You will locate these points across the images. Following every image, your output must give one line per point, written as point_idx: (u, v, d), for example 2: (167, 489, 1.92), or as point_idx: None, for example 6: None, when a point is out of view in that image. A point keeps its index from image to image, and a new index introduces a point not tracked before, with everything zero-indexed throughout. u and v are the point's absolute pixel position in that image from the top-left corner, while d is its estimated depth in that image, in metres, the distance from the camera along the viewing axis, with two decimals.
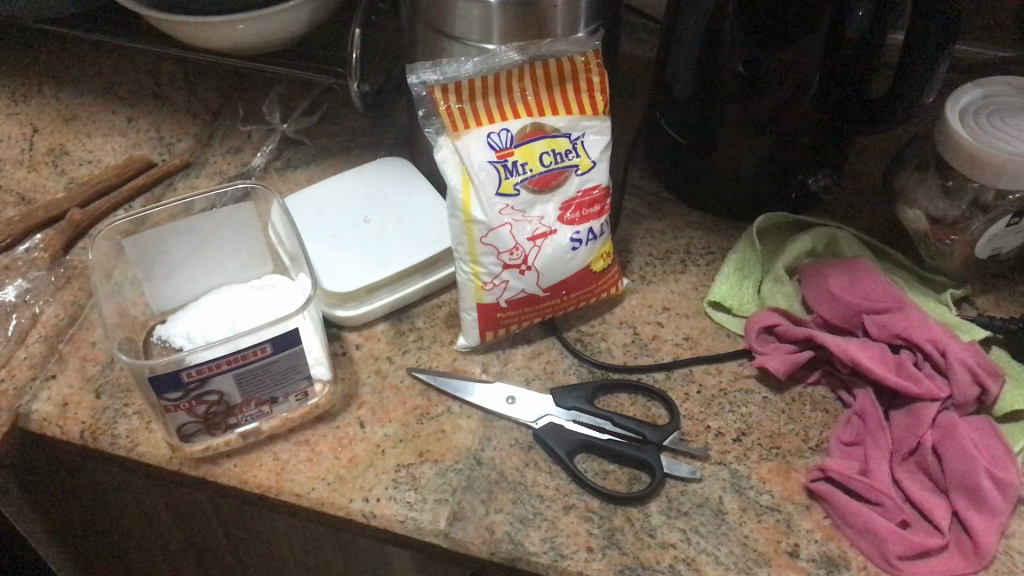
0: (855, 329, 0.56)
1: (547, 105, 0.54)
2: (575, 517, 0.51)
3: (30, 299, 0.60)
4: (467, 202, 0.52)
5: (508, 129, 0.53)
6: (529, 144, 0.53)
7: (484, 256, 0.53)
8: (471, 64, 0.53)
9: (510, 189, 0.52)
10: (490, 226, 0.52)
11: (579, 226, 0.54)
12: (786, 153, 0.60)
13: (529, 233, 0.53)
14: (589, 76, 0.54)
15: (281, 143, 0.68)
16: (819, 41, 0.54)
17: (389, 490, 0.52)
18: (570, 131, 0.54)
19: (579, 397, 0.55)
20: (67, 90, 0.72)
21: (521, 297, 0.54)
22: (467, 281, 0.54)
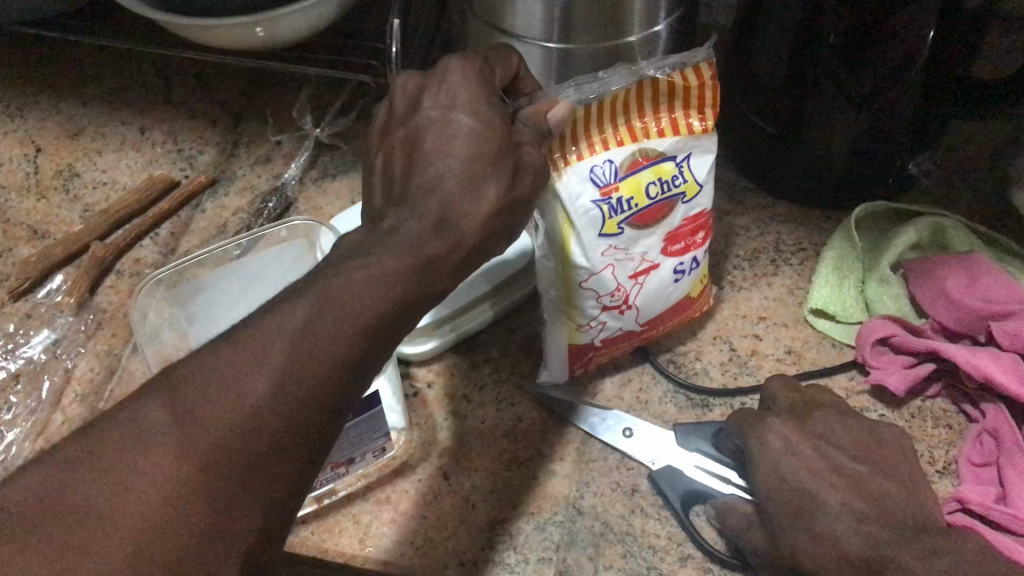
0: (976, 334, 0.51)
1: (651, 126, 0.47)
2: (693, 569, 0.46)
3: (59, 352, 0.53)
4: (568, 246, 0.47)
5: (613, 160, 0.46)
6: (632, 177, 0.46)
7: (582, 298, 0.48)
8: (574, 89, 0.45)
9: (614, 229, 0.47)
10: (591, 272, 0.47)
11: (683, 257, 0.50)
12: (887, 139, 0.53)
13: (631, 272, 0.48)
14: (700, 92, 0.47)
15: (315, 149, 0.62)
16: (933, 11, 0.46)
17: (485, 552, 0.47)
18: (676, 154, 0.47)
19: (702, 438, 0.49)
20: (69, 100, 0.65)
21: (616, 334, 0.51)
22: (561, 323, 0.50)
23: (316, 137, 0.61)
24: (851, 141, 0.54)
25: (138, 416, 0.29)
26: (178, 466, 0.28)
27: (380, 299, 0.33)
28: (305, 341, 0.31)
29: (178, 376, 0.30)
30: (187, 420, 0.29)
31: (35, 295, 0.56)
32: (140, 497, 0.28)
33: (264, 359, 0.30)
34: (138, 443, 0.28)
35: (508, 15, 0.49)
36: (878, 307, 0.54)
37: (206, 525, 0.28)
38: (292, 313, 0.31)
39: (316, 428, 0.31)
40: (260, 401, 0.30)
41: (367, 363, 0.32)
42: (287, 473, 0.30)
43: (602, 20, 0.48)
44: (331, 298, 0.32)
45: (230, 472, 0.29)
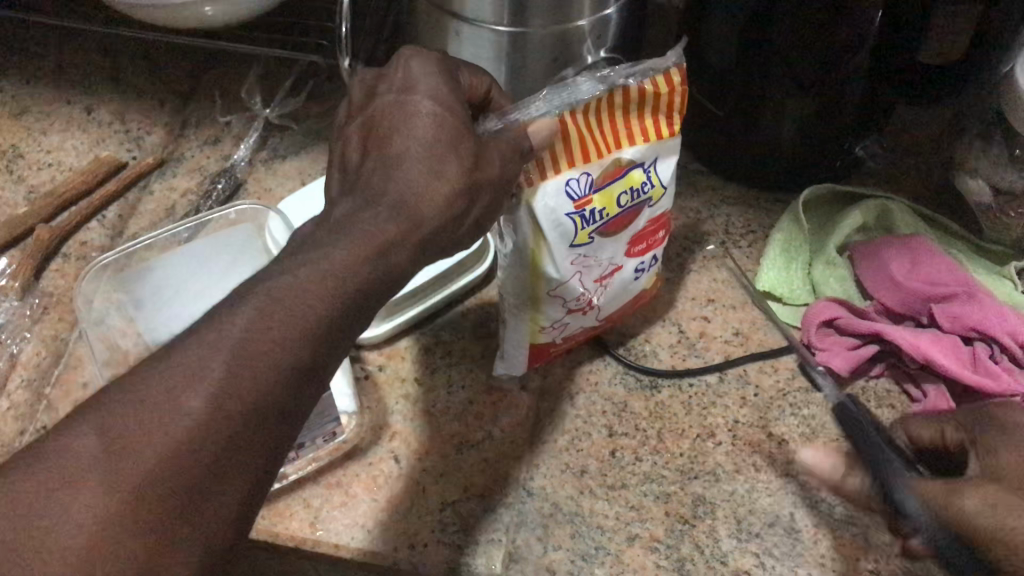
0: (918, 316, 0.52)
1: (622, 133, 0.45)
2: (640, 549, 0.47)
3: (3, 337, 0.53)
4: (538, 257, 0.46)
5: (590, 175, 0.44)
6: (607, 188, 0.45)
7: (548, 305, 0.48)
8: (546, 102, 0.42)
9: (585, 239, 0.46)
10: (561, 281, 0.47)
11: (644, 256, 0.50)
12: (833, 123, 0.54)
13: (597, 277, 0.48)
14: (670, 98, 0.46)
15: (265, 130, 0.61)
16: None
17: (436, 534, 0.47)
18: (646, 160, 0.46)
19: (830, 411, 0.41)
20: (12, 79, 0.64)
21: (573, 331, 0.51)
22: (525, 325, 0.49)
23: (265, 118, 0.61)
24: (799, 123, 0.54)
25: (70, 446, 0.28)
26: (114, 501, 0.27)
27: (333, 301, 0.32)
28: (247, 349, 0.30)
29: (110, 399, 0.29)
30: (121, 450, 0.28)
31: None
32: (71, 536, 0.26)
33: (203, 373, 0.29)
34: (72, 481, 0.27)
35: None
36: (824, 289, 0.54)
37: (144, 561, 0.27)
38: (235, 319, 0.30)
39: (269, 437, 0.30)
40: (199, 417, 0.28)
41: (321, 360, 0.31)
42: (236, 491, 0.29)
43: (552, 4, 0.48)
44: (275, 300, 0.31)
45: (170, 501, 0.28)
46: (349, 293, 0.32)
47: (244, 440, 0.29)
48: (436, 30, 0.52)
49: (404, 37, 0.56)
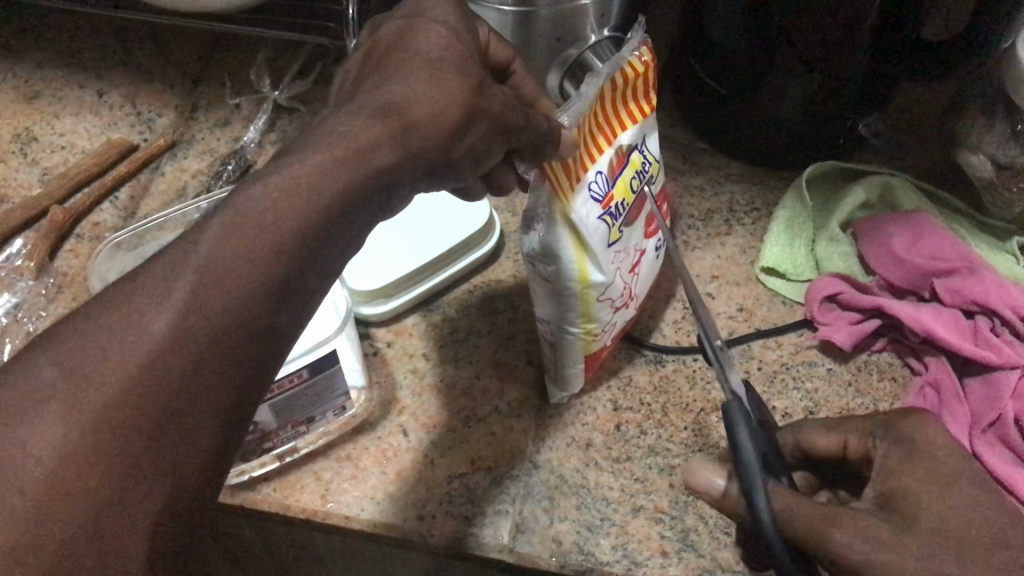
0: (920, 291, 0.53)
1: (616, 125, 0.45)
2: (645, 519, 0.48)
3: (20, 316, 0.54)
4: (583, 268, 0.44)
5: (602, 173, 0.44)
6: (617, 179, 0.45)
7: (597, 313, 0.47)
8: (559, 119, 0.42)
9: (615, 235, 0.45)
10: (607, 283, 0.45)
11: (655, 234, 0.50)
12: (835, 100, 0.54)
13: (627, 268, 0.48)
14: (647, 75, 0.45)
15: (274, 112, 0.62)
16: None
17: (444, 506, 0.48)
18: (638, 143, 0.47)
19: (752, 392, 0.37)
20: (24, 62, 0.65)
21: (618, 329, 0.50)
22: (580, 343, 0.47)
23: (274, 100, 0.61)
24: (803, 100, 0.54)
25: (29, 377, 0.27)
26: (69, 432, 0.26)
27: (311, 212, 0.29)
28: (210, 273, 0.28)
29: (72, 326, 0.28)
30: (76, 377, 0.27)
31: None
32: (25, 469, 0.26)
33: (162, 299, 0.28)
34: (27, 409, 0.26)
35: None
36: (827, 265, 0.55)
37: (99, 492, 0.26)
38: (199, 245, 0.28)
39: (238, 364, 0.28)
40: (158, 344, 0.27)
41: (298, 282, 0.29)
42: (201, 423, 0.28)
43: None
44: (245, 216, 0.29)
45: (128, 434, 0.27)
46: (326, 199, 0.30)
47: (207, 367, 0.28)
48: None
49: None
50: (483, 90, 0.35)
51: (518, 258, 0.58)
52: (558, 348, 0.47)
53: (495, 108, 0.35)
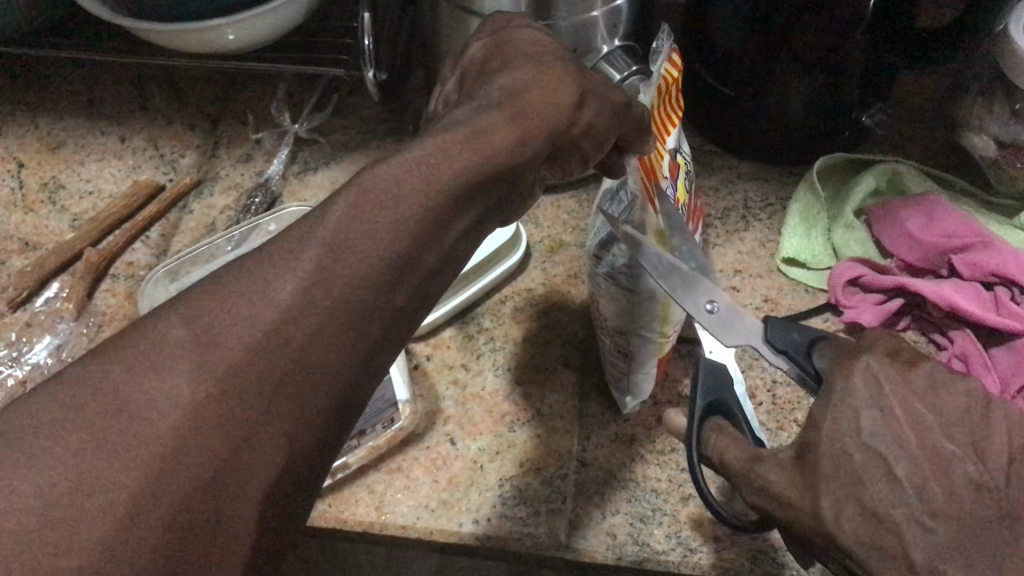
0: (939, 268, 0.54)
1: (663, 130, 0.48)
2: (695, 507, 0.49)
3: (65, 356, 0.55)
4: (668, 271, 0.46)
5: (667, 180, 0.47)
6: (677, 185, 0.48)
7: (673, 315, 0.48)
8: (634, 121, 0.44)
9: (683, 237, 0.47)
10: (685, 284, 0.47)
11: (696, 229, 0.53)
12: (838, 98, 0.56)
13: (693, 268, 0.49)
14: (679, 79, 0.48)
15: (294, 144, 0.64)
16: None
17: (498, 508, 0.49)
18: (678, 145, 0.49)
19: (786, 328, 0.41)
20: (45, 114, 0.67)
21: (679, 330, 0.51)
22: (657, 347, 0.48)
23: (295, 133, 0.64)
24: (806, 98, 0.56)
25: (157, 333, 0.28)
26: (198, 388, 0.27)
27: (431, 195, 0.31)
28: (337, 248, 0.29)
29: (201, 289, 0.29)
30: (206, 333, 0.28)
31: (34, 305, 0.57)
32: (152, 423, 0.26)
33: (293, 267, 0.29)
34: (154, 363, 0.27)
35: None
36: (846, 251, 0.57)
37: (224, 453, 0.27)
38: (329, 217, 0.30)
39: (357, 341, 0.29)
40: (289, 310, 0.28)
41: (415, 261, 0.30)
42: (321, 393, 0.28)
43: None
44: (370, 194, 0.30)
45: (255, 392, 0.27)
46: (445, 182, 0.31)
47: (330, 339, 0.29)
48: (458, 29, 0.54)
49: (427, 46, 0.59)
50: (572, 100, 0.36)
51: (545, 268, 0.60)
52: (637, 353, 0.48)
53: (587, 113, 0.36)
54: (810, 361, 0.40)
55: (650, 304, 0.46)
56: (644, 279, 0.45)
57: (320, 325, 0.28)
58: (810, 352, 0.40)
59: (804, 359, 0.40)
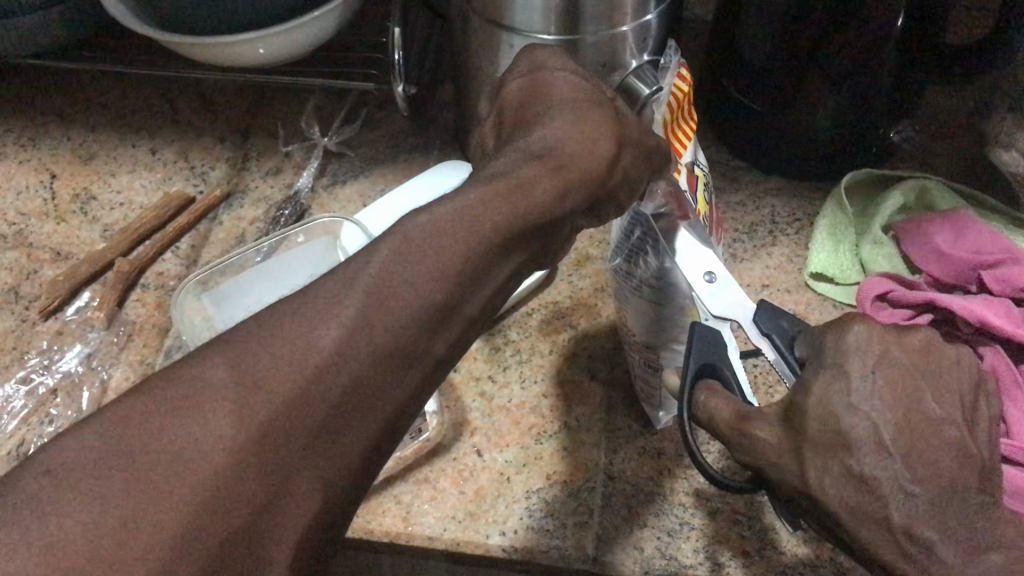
0: (969, 284, 0.54)
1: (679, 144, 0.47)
2: (723, 522, 0.49)
3: (95, 365, 0.55)
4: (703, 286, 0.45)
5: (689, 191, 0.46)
6: (695, 196, 0.47)
7: None
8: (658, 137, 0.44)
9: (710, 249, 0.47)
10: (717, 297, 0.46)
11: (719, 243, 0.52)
12: (866, 114, 0.56)
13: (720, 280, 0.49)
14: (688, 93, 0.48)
15: (324, 157, 0.65)
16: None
17: (525, 520, 0.49)
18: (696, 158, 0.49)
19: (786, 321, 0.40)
20: (78, 127, 0.68)
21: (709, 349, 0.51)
22: None
23: (324, 146, 0.65)
24: (833, 112, 0.56)
25: (201, 376, 0.28)
26: (240, 432, 0.27)
27: (472, 244, 0.31)
28: (380, 296, 0.30)
29: (247, 329, 0.29)
30: (248, 377, 0.28)
31: (65, 314, 0.58)
32: (197, 466, 0.26)
33: (337, 314, 0.29)
34: (199, 408, 0.27)
35: (508, 9, 0.51)
36: (874, 267, 0.57)
37: (263, 496, 0.27)
38: (371, 263, 0.30)
39: (392, 383, 0.30)
40: (331, 358, 0.29)
41: (453, 309, 0.31)
42: (355, 437, 0.29)
43: (604, 10, 0.50)
44: (411, 241, 0.31)
45: (296, 436, 0.28)
46: (487, 234, 0.31)
47: (367, 390, 0.29)
48: (488, 42, 0.54)
49: (455, 62, 0.60)
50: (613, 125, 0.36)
51: (572, 281, 0.60)
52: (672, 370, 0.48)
53: (622, 153, 0.37)
54: (791, 352, 0.38)
55: (676, 319, 0.46)
56: (671, 293, 0.45)
57: (360, 371, 0.29)
58: (794, 341, 0.38)
59: (785, 347, 0.39)
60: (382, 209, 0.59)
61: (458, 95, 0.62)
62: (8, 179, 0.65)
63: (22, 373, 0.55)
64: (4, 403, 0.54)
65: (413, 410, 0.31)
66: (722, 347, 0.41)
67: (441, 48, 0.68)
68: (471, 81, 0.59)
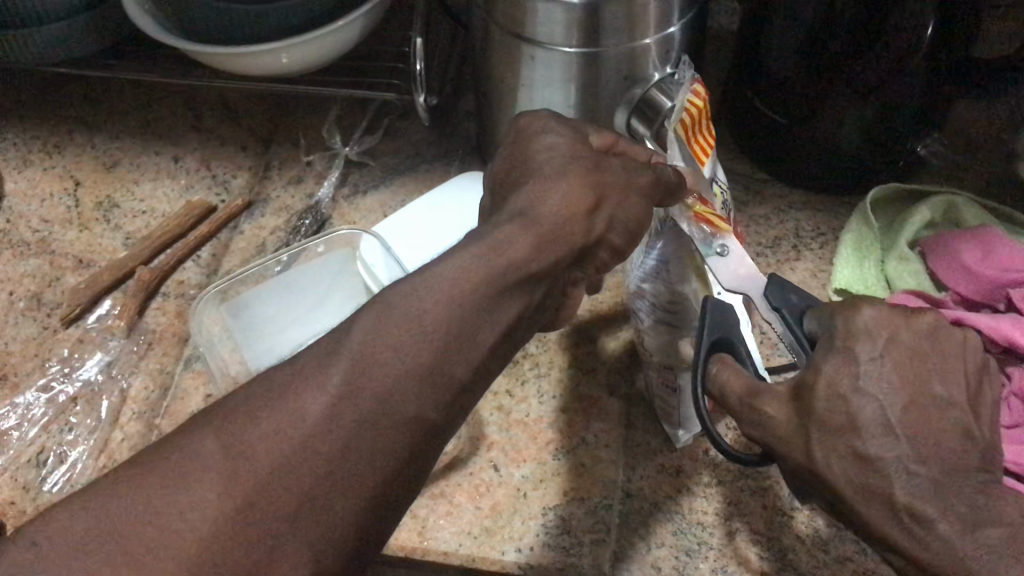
0: (997, 302, 0.53)
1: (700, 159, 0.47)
2: (742, 541, 0.48)
3: (115, 374, 0.55)
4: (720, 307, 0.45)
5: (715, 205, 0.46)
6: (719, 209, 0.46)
7: None
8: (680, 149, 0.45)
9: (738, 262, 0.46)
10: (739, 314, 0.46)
11: None
12: (893, 130, 0.55)
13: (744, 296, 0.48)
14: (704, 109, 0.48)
15: (345, 167, 0.65)
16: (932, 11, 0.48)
17: (541, 537, 0.49)
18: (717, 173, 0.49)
19: (797, 300, 0.40)
20: (102, 134, 0.69)
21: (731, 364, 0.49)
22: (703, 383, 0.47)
23: (345, 155, 0.65)
24: (860, 128, 0.55)
25: (192, 446, 0.29)
26: (225, 501, 0.28)
27: (456, 304, 0.32)
28: (365, 360, 0.30)
29: (239, 402, 0.31)
30: (235, 447, 0.29)
31: (86, 321, 0.58)
32: (181, 535, 0.28)
33: (322, 384, 0.30)
34: (187, 476, 0.29)
35: (530, 22, 0.50)
36: (898, 284, 0.56)
37: (251, 560, 0.28)
38: (356, 328, 0.31)
39: (388, 452, 0.30)
40: (315, 426, 0.29)
41: (445, 373, 0.31)
42: (347, 501, 0.29)
43: (626, 24, 0.49)
44: (393, 304, 0.32)
45: (282, 501, 0.28)
46: (468, 292, 0.32)
47: (357, 453, 0.29)
48: (510, 54, 0.54)
49: (477, 72, 0.59)
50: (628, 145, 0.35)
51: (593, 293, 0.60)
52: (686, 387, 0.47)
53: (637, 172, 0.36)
54: (801, 324, 0.38)
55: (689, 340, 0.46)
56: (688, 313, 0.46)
57: (349, 434, 0.29)
58: (803, 317, 0.39)
59: (796, 324, 0.39)
60: (401, 222, 0.59)
61: (480, 106, 0.62)
62: (33, 185, 0.66)
63: (42, 381, 0.55)
64: (24, 410, 0.54)
65: (428, 450, 0.31)
66: (734, 321, 0.40)
67: (463, 58, 0.68)
68: (492, 91, 0.59)
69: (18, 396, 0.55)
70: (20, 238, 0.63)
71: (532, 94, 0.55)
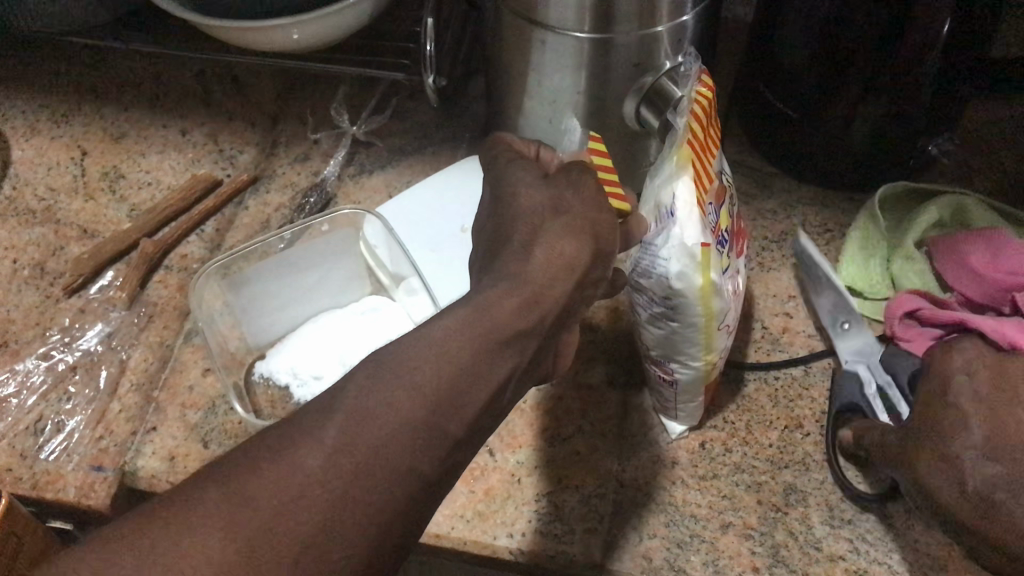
0: (1004, 305, 0.51)
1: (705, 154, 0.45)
2: (735, 536, 0.48)
3: (115, 345, 0.56)
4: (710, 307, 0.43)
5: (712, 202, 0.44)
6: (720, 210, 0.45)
7: (719, 343, 0.46)
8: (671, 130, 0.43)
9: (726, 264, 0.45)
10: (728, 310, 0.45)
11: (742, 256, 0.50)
12: (905, 128, 0.55)
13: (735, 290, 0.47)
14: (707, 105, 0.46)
15: (352, 146, 0.65)
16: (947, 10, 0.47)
17: (534, 524, 0.49)
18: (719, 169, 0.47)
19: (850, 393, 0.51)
20: (110, 105, 0.68)
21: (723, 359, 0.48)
22: (700, 374, 0.47)
23: (353, 135, 0.65)
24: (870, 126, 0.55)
25: (191, 497, 0.29)
26: (226, 550, 0.27)
27: (454, 357, 0.31)
28: (360, 416, 0.30)
29: (239, 457, 0.30)
30: (234, 495, 0.28)
31: (88, 291, 0.58)
32: None
33: (318, 438, 0.29)
34: (186, 524, 0.28)
35: (542, 6, 0.50)
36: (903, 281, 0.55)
37: None
38: (349, 385, 0.31)
39: (383, 505, 0.29)
40: (310, 481, 0.29)
41: (438, 429, 0.30)
42: (345, 557, 0.28)
43: (637, 12, 0.49)
44: (385, 364, 0.31)
45: (282, 556, 0.28)
46: (460, 347, 0.32)
47: (354, 507, 0.29)
48: (521, 37, 0.54)
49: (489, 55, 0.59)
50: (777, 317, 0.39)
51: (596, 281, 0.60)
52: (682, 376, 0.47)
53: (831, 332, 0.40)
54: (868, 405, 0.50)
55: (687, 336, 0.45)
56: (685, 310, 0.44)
57: (347, 488, 0.29)
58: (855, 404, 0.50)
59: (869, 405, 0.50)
60: (411, 205, 0.59)
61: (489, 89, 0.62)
62: (40, 154, 0.66)
63: (43, 349, 0.55)
64: (23, 377, 0.54)
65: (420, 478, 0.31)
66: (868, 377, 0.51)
67: (476, 40, 0.68)
68: (502, 75, 0.58)
69: (18, 363, 0.55)
70: (25, 206, 0.63)
71: (542, 79, 0.55)
